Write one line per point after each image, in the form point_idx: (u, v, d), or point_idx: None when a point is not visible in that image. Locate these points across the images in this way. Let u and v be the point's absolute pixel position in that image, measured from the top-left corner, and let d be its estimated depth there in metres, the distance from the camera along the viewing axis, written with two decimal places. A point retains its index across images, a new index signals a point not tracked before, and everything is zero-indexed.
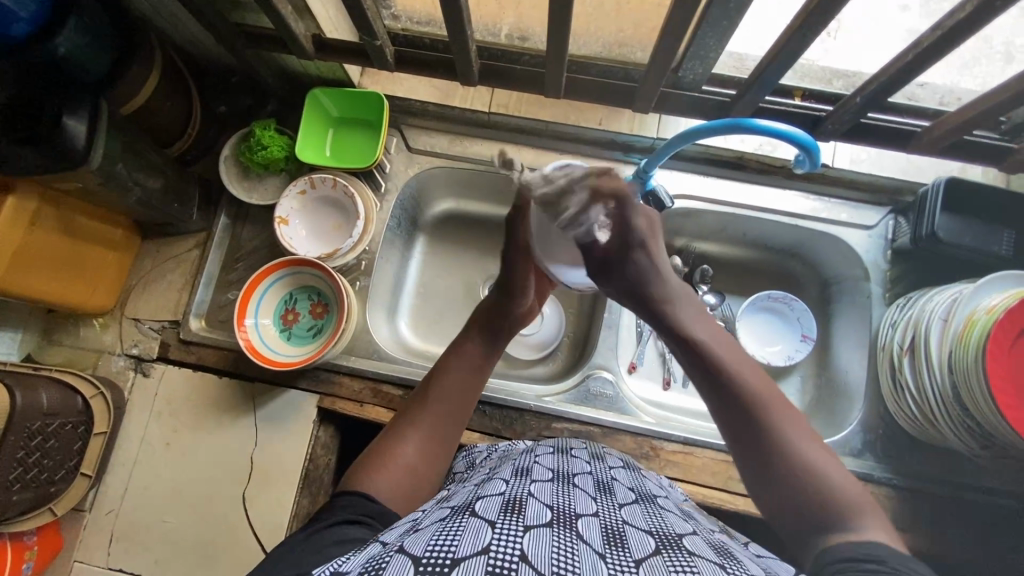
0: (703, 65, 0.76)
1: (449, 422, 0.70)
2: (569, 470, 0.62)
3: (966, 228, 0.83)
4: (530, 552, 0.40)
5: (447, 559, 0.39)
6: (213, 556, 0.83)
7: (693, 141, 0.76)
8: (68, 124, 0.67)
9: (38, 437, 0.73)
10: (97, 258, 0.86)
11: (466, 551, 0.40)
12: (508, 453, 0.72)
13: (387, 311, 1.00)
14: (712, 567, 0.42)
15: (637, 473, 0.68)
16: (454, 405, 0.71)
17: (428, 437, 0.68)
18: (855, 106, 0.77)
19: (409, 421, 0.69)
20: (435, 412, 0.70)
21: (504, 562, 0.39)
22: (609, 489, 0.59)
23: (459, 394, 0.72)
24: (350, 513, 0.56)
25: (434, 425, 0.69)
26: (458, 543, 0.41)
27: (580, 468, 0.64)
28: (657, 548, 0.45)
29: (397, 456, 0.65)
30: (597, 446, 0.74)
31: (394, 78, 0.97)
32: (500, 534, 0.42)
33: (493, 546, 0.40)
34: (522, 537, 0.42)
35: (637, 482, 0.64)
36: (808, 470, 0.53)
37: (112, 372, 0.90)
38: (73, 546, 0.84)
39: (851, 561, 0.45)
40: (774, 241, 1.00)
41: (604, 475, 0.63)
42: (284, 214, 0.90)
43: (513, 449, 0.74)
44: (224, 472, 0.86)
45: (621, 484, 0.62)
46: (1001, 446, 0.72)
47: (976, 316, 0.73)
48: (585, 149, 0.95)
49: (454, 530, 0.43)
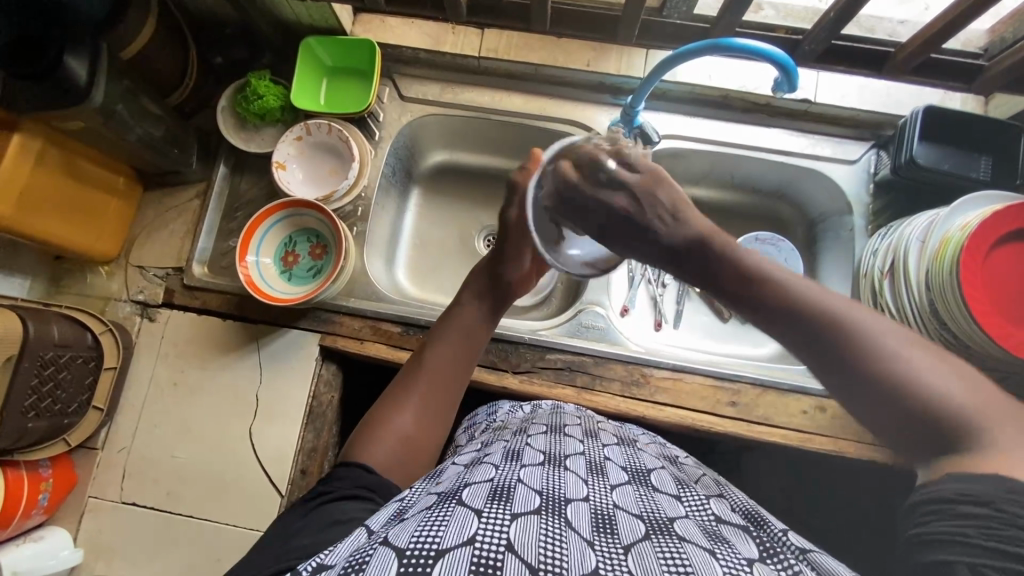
0: (686, 3, 0.81)
1: (442, 393, 0.69)
2: (561, 452, 0.62)
3: (942, 155, 0.86)
4: (516, 542, 0.42)
5: (432, 550, 0.40)
6: (222, 488, 0.86)
7: (674, 69, 0.78)
8: (69, 62, 0.70)
9: (51, 367, 0.76)
10: (100, 206, 0.89)
11: (451, 542, 0.41)
12: (503, 429, 0.72)
13: (385, 258, 1.02)
14: (702, 553, 0.44)
15: (630, 450, 0.69)
16: (449, 371, 0.70)
17: (422, 405, 0.68)
18: (830, 24, 0.79)
19: (402, 392, 0.68)
20: (429, 380, 0.69)
21: (489, 555, 0.40)
22: (601, 471, 0.59)
23: (453, 360, 0.71)
24: (351, 487, 0.58)
25: (429, 392, 0.68)
26: (443, 533, 0.42)
27: (573, 448, 0.64)
28: (648, 532, 0.47)
29: (394, 429, 0.65)
30: (591, 423, 0.75)
31: (385, 26, 0.98)
32: (487, 522, 0.44)
33: (479, 537, 0.42)
34: (509, 527, 0.43)
35: (629, 458, 0.65)
36: (921, 395, 0.41)
37: (120, 317, 0.93)
38: (86, 482, 0.87)
39: (946, 501, 0.37)
40: (761, 182, 1.02)
41: (597, 455, 0.63)
42: (280, 159, 0.93)
43: (508, 424, 0.75)
44: (231, 409, 0.89)
45: (614, 464, 0.62)
46: (977, 357, 0.75)
47: (950, 234, 0.75)
48: (574, 92, 0.98)
49: (441, 519, 0.44)
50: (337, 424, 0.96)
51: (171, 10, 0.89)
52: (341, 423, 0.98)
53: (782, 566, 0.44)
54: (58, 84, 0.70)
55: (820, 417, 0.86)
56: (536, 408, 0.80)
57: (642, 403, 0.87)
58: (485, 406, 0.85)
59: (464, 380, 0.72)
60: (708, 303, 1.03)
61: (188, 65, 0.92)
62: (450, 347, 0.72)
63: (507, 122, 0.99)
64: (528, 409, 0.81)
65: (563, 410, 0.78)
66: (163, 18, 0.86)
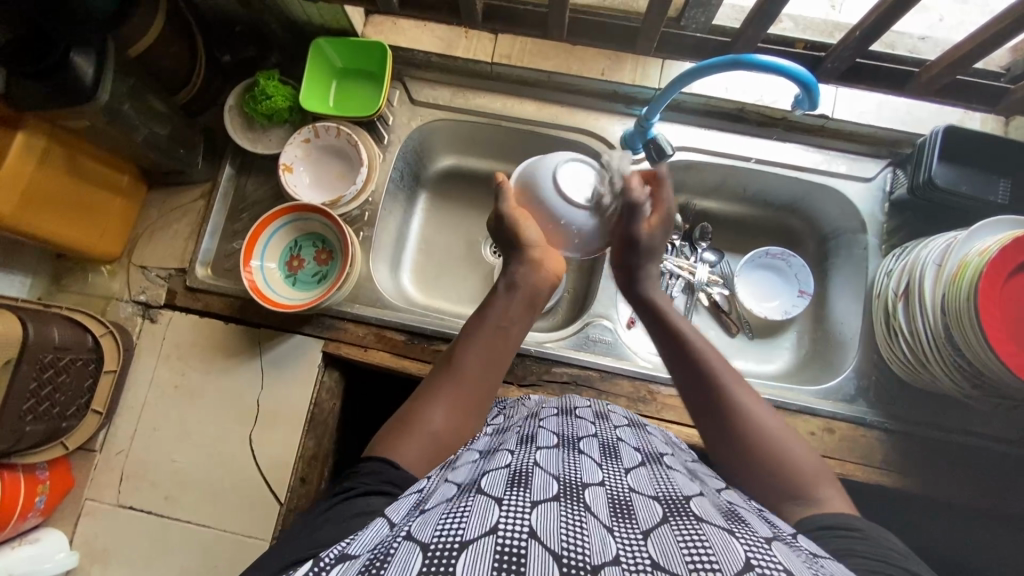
0: (705, 13, 0.79)
1: (476, 388, 0.67)
2: (574, 433, 0.62)
3: (960, 176, 0.84)
4: (538, 529, 0.40)
5: (455, 543, 0.39)
6: (221, 494, 0.85)
7: (693, 82, 0.77)
8: (75, 60, 0.69)
9: (50, 370, 0.75)
10: (103, 204, 0.88)
11: (474, 532, 0.40)
12: (514, 415, 0.72)
13: (390, 263, 1.01)
14: (720, 532, 0.42)
15: (641, 432, 0.68)
16: (480, 372, 0.68)
17: (457, 401, 0.65)
18: (853, 42, 0.77)
19: (432, 390, 0.66)
20: (461, 380, 0.66)
21: (512, 542, 0.39)
22: (614, 453, 0.58)
23: (484, 363, 0.68)
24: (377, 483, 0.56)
25: (461, 392, 0.66)
26: (465, 524, 0.41)
27: (585, 430, 0.63)
28: (665, 515, 0.45)
29: (426, 427, 0.62)
30: (601, 405, 0.74)
31: (398, 28, 0.97)
32: (508, 510, 0.42)
33: (501, 525, 0.40)
34: (530, 515, 0.42)
35: (641, 441, 0.64)
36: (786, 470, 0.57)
37: (120, 318, 0.91)
38: (84, 485, 0.86)
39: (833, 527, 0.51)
40: (774, 197, 1.01)
41: (610, 436, 0.63)
42: (286, 159, 0.91)
43: (519, 411, 0.74)
44: (231, 413, 0.88)
45: (627, 446, 0.61)
46: (992, 384, 0.74)
47: (969, 259, 0.74)
48: (586, 100, 0.96)
49: (462, 511, 0.43)
50: (338, 431, 0.95)
51: (181, 7, 0.87)
52: (343, 429, 0.97)
53: (799, 549, 0.43)
54: (64, 82, 0.68)
55: (828, 439, 0.85)
56: (546, 396, 0.79)
57: (648, 419, 0.86)
58: (495, 398, 0.83)
59: (498, 377, 0.70)
60: (718, 318, 1.02)
61: (195, 64, 0.91)
62: (484, 352, 0.69)
63: (516, 129, 0.98)
64: (539, 397, 0.80)
65: (572, 395, 0.77)
66: (173, 15, 0.84)
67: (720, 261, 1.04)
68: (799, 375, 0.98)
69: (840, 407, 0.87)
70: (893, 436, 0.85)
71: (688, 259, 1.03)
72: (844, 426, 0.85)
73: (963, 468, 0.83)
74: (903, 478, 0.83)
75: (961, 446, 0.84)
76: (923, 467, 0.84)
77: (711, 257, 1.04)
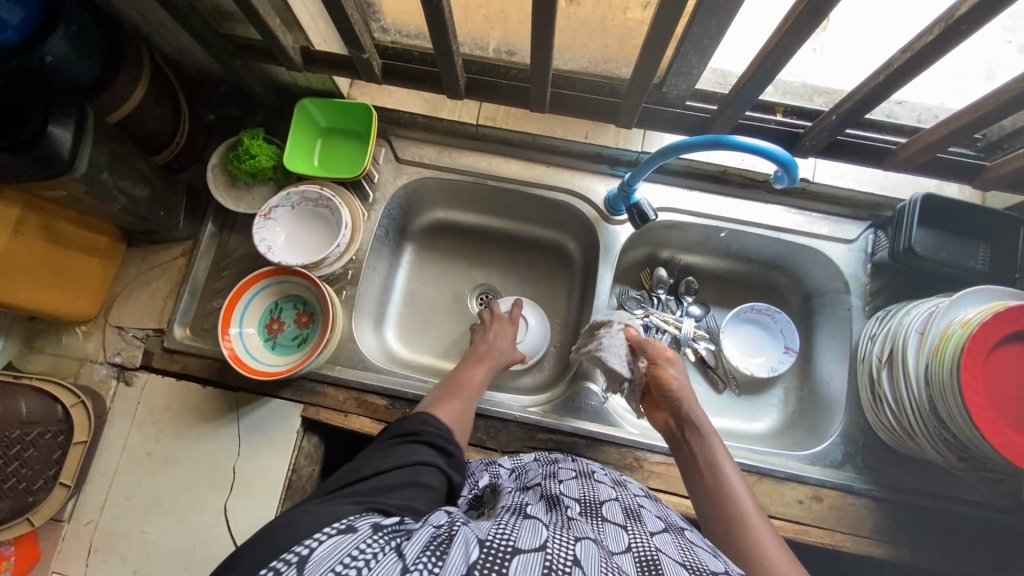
0: (686, 81, 0.78)
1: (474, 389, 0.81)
2: (596, 497, 0.60)
3: (940, 243, 0.85)
4: None
5: (510, 547, 0.41)
6: (193, 567, 0.82)
7: (675, 156, 0.77)
8: (53, 133, 0.68)
9: (17, 446, 0.74)
10: (80, 266, 0.86)
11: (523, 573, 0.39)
12: (532, 475, 0.70)
13: (373, 320, 1.00)
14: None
15: (658, 503, 0.65)
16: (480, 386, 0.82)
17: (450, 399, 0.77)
18: (831, 124, 0.80)
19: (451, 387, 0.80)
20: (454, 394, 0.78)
21: None
22: (637, 519, 0.56)
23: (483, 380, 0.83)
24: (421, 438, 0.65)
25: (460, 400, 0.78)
26: (514, 562, 0.40)
27: (606, 494, 0.61)
28: None
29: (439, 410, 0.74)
30: (618, 474, 0.71)
31: (384, 91, 0.98)
32: (556, 536, 0.44)
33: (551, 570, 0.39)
34: (575, 567, 0.41)
35: (662, 512, 0.62)
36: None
37: (94, 381, 0.89)
38: (51, 557, 0.83)
39: None
40: (758, 254, 1.01)
41: (631, 502, 0.61)
42: (264, 251, 0.86)
43: (531, 472, 0.72)
44: (206, 481, 0.85)
45: (649, 513, 0.59)
46: (978, 458, 0.73)
47: (950, 329, 0.74)
48: (571, 161, 0.97)
49: (509, 544, 0.42)
50: None
51: (165, 70, 0.87)
52: None
53: None
54: (40, 155, 0.67)
55: (816, 508, 0.84)
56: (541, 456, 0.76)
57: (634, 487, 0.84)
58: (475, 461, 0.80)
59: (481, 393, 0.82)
60: (704, 373, 1.02)
61: (179, 124, 0.90)
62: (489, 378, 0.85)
63: (502, 188, 0.98)
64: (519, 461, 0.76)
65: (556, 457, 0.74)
66: (157, 79, 0.84)
67: (705, 315, 1.05)
68: (785, 436, 0.96)
69: (825, 473, 0.86)
70: (881, 504, 0.84)
71: (674, 313, 1.03)
72: (832, 494, 0.84)
73: (953, 538, 0.82)
74: (891, 547, 0.82)
75: (949, 514, 0.83)
76: (912, 536, 0.82)
77: (696, 310, 1.04)
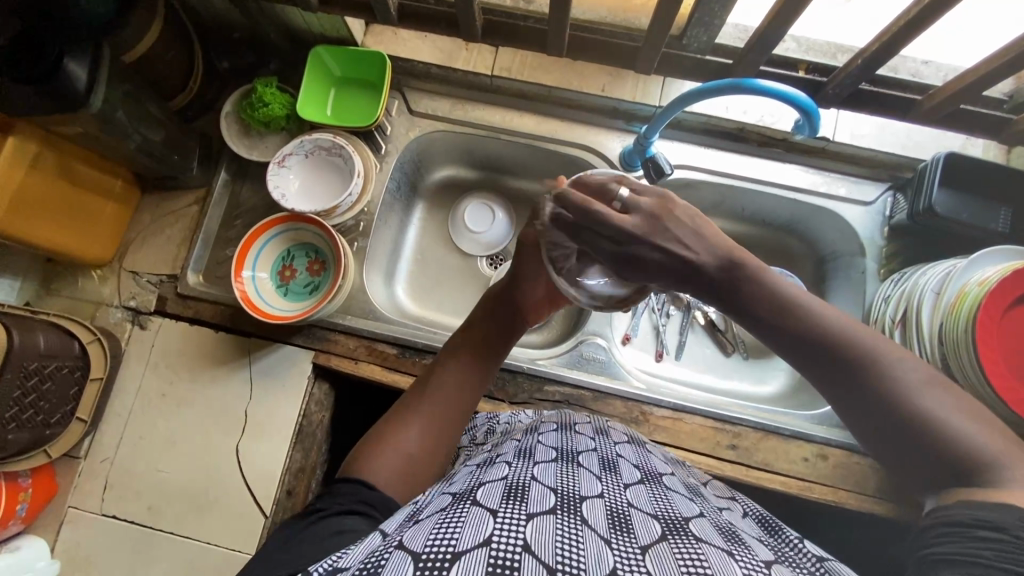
0: (707, 33, 0.76)
1: (460, 392, 0.67)
2: (572, 448, 0.60)
3: (961, 204, 0.84)
4: (532, 544, 0.39)
5: (447, 553, 0.38)
6: (205, 505, 0.84)
7: (692, 104, 0.77)
8: (68, 65, 0.68)
9: (35, 377, 0.74)
10: (94, 209, 0.87)
11: (467, 544, 0.39)
12: (510, 431, 0.70)
13: (384, 274, 1.00)
14: (720, 555, 0.41)
15: (641, 449, 0.65)
16: (458, 394, 0.66)
17: (430, 416, 0.64)
18: (855, 69, 0.78)
19: (414, 404, 0.65)
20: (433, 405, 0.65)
21: (506, 555, 0.38)
22: (613, 468, 0.56)
23: (463, 383, 0.67)
24: (356, 498, 0.54)
25: (437, 414, 0.64)
26: (459, 535, 0.40)
27: (584, 445, 0.61)
28: (664, 535, 0.44)
29: (396, 437, 0.61)
30: (600, 421, 0.71)
31: (397, 38, 0.97)
32: (502, 523, 0.41)
33: (495, 538, 0.39)
34: (524, 528, 0.41)
35: (641, 458, 0.62)
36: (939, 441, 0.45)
37: (110, 323, 0.90)
38: (68, 491, 0.85)
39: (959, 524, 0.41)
40: (773, 217, 1.00)
41: (609, 451, 0.61)
42: (278, 197, 0.87)
43: (515, 426, 0.72)
44: (218, 423, 0.87)
45: (627, 462, 0.59)
46: None
47: (967, 289, 0.73)
48: (587, 116, 0.96)
49: (455, 521, 0.42)
50: (326, 443, 0.94)
51: (179, 12, 0.86)
52: (331, 440, 0.96)
53: (799, 569, 0.43)
54: (58, 88, 0.67)
55: (822, 466, 0.84)
56: (539, 412, 0.75)
57: None
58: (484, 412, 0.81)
59: (470, 394, 0.68)
60: (713, 336, 1.01)
61: (194, 68, 0.89)
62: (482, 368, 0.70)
63: (516, 142, 0.97)
64: (530, 414, 0.76)
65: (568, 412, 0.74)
66: (171, 19, 0.83)
67: None
68: (792, 399, 0.96)
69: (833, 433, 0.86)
70: None
71: None
72: (839, 453, 0.84)
73: None
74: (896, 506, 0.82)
75: None
76: None
77: None
